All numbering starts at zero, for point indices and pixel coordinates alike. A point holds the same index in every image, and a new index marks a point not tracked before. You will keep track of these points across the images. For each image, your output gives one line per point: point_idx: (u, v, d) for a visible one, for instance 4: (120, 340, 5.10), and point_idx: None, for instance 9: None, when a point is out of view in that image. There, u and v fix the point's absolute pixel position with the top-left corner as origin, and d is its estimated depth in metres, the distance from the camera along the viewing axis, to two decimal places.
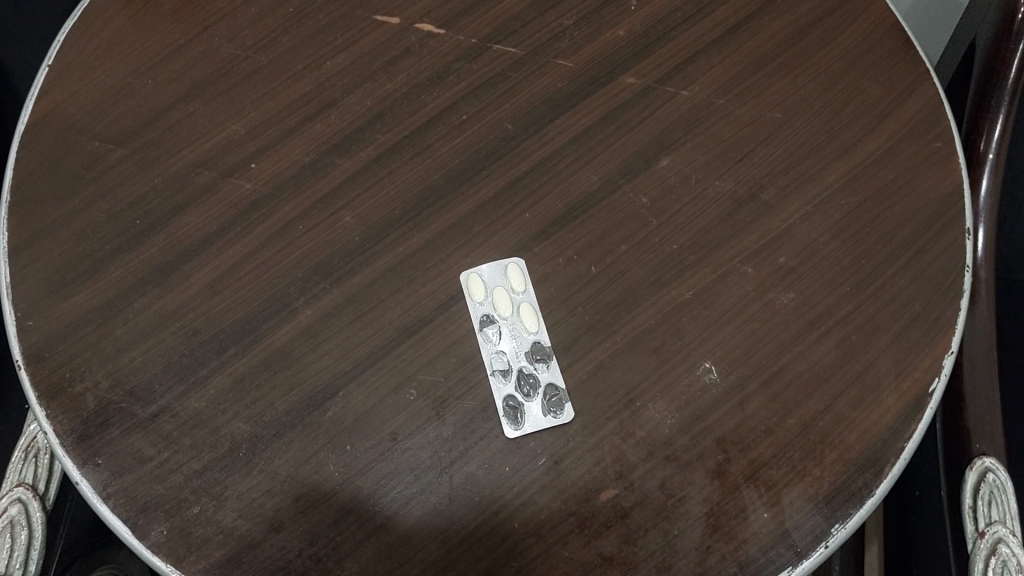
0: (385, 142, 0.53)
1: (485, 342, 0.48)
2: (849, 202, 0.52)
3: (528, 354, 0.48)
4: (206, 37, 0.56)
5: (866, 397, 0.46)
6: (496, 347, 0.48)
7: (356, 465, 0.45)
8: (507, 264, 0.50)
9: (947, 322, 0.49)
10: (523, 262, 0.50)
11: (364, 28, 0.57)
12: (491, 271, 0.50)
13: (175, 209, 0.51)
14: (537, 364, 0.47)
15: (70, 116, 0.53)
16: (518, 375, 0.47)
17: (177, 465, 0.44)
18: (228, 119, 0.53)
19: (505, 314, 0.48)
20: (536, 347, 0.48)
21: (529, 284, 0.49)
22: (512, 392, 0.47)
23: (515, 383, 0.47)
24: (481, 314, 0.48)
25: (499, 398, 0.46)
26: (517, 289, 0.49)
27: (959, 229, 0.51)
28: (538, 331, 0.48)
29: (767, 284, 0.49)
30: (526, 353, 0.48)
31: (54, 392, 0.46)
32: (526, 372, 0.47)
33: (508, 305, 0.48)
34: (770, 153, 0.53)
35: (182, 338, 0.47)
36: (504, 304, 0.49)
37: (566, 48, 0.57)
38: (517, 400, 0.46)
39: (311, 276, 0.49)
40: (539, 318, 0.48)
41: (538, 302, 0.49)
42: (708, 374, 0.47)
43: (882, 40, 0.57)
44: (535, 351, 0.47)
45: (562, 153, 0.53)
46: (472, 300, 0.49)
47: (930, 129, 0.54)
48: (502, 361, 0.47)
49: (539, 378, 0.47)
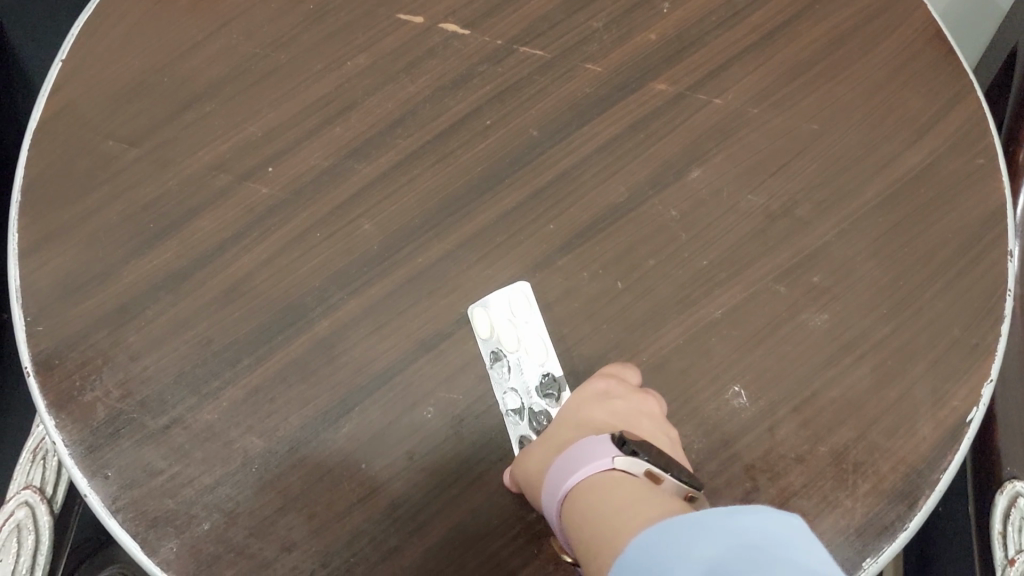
0: (406, 148, 0.51)
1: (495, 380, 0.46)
2: (887, 219, 0.50)
3: (539, 389, 0.46)
4: (225, 34, 0.54)
5: (902, 425, 0.45)
6: (506, 384, 0.46)
7: (371, 484, 0.44)
8: (512, 292, 0.47)
9: (987, 349, 0.47)
10: (529, 287, 0.48)
11: (386, 28, 0.54)
12: (494, 302, 0.47)
13: (190, 212, 0.49)
14: (548, 398, 0.46)
15: (83, 112, 0.51)
16: (530, 413, 0.46)
17: (188, 480, 0.43)
18: (247, 121, 0.51)
19: (513, 348, 0.46)
20: (546, 380, 0.46)
21: (535, 311, 0.47)
22: (526, 431, 0.46)
23: (528, 422, 0.46)
24: (488, 350, 0.46)
25: (514, 437, 0.45)
26: (517, 318, 0.47)
27: (1002, 251, 0.49)
28: (545, 361, 0.46)
29: (800, 304, 0.48)
30: (536, 389, 0.46)
31: (63, 401, 0.45)
32: (538, 409, 0.46)
33: (516, 338, 0.46)
34: (806, 166, 0.51)
35: (196, 348, 0.46)
36: (505, 339, 0.46)
37: (597, 51, 0.54)
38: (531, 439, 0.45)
39: (330, 286, 0.48)
40: (548, 350, 0.47)
41: (547, 331, 0.47)
42: (736, 399, 0.45)
43: (926, 47, 0.55)
44: (546, 386, 0.46)
45: (590, 161, 0.51)
46: (478, 336, 0.47)
47: (975, 143, 0.52)
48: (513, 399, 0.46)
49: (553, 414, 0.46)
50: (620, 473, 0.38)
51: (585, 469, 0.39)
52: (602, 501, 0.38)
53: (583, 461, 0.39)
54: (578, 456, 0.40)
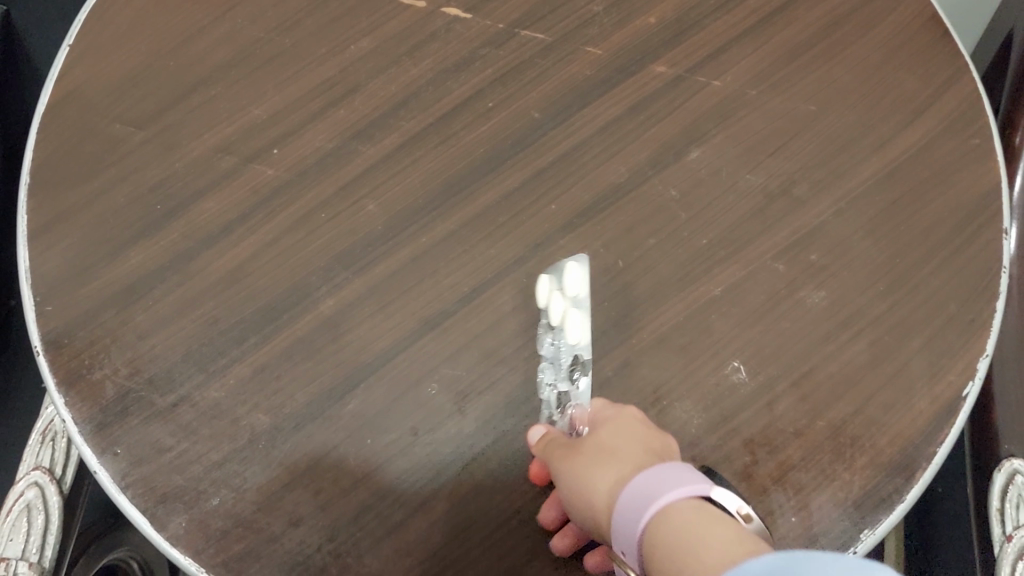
0: (409, 130, 0.52)
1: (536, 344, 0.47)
2: (884, 199, 0.50)
3: (567, 373, 0.46)
4: (229, 18, 0.54)
5: (899, 400, 0.46)
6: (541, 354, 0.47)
7: (376, 459, 0.45)
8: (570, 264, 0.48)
9: (982, 325, 0.47)
10: (586, 259, 0.49)
11: (389, 13, 0.55)
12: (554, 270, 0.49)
13: (196, 194, 0.50)
14: (573, 382, 0.46)
15: (90, 96, 0.52)
16: (553, 392, 0.46)
17: (195, 457, 0.44)
18: (252, 104, 0.52)
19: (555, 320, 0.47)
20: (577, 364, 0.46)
21: (586, 290, 0.48)
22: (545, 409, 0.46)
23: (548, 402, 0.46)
24: (537, 313, 0.48)
25: (517, 414, 0.46)
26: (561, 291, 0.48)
27: (998, 229, 0.50)
28: (578, 343, 0.47)
29: (798, 282, 0.48)
30: (565, 371, 0.46)
31: (73, 379, 0.45)
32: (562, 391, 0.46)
33: (559, 312, 0.47)
34: (804, 146, 0.52)
35: (203, 327, 0.47)
36: (547, 307, 0.47)
37: (597, 34, 0.55)
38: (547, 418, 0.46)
39: (334, 265, 0.48)
40: (587, 332, 0.47)
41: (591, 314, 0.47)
42: (735, 374, 0.46)
43: (923, 29, 0.56)
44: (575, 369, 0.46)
45: (590, 143, 0.52)
46: (533, 298, 0.48)
47: (970, 124, 0.53)
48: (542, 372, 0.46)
49: (574, 398, 0.46)
50: (711, 505, 0.34)
51: (669, 496, 0.35)
52: (694, 530, 0.33)
53: (667, 487, 0.35)
54: (660, 483, 0.36)
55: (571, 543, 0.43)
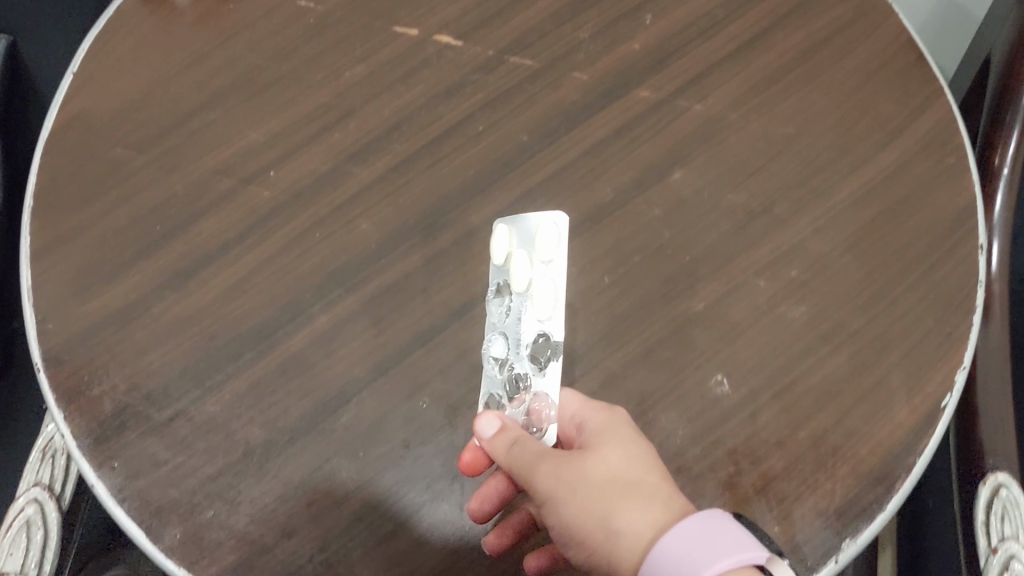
0: (402, 152, 0.54)
1: (496, 315, 0.49)
2: (862, 217, 0.52)
3: (530, 355, 0.49)
4: (228, 47, 0.56)
5: (878, 411, 0.47)
6: (501, 327, 0.49)
7: (367, 471, 0.45)
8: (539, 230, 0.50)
9: (959, 339, 0.49)
10: (564, 219, 0.50)
11: (383, 40, 0.57)
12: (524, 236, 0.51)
13: (195, 215, 0.51)
14: (536, 361, 0.48)
15: (93, 122, 0.54)
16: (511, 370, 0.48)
17: (190, 470, 0.45)
18: (250, 129, 0.54)
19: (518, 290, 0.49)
20: (541, 342, 0.49)
21: (554, 255, 0.50)
22: (499, 387, 0.47)
23: (505, 380, 0.48)
24: (499, 283, 0.50)
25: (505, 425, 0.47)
26: (538, 260, 0.50)
27: (973, 245, 0.51)
28: (544, 321, 0.48)
29: (779, 297, 0.50)
30: (527, 351, 0.49)
31: (72, 395, 0.46)
32: (521, 372, 0.48)
33: (524, 283, 0.49)
34: (784, 167, 0.53)
35: (200, 344, 0.48)
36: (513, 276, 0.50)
37: (583, 60, 0.57)
38: (501, 397, 0.47)
39: (327, 283, 0.50)
40: (554, 307, 0.49)
41: (560, 285, 0.49)
42: (719, 387, 0.47)
43: (899, 54, 0.57)
44: (538, 352, 0.49)
45: (577, 164, 0.53)
46: (494, 266, 0.50)
47: (945, 144, 0.54)
48: (501, 349, 0.48)
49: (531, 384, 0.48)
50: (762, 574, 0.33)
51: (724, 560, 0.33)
52: None
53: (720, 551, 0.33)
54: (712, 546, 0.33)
55: (506, 541, 0.44)
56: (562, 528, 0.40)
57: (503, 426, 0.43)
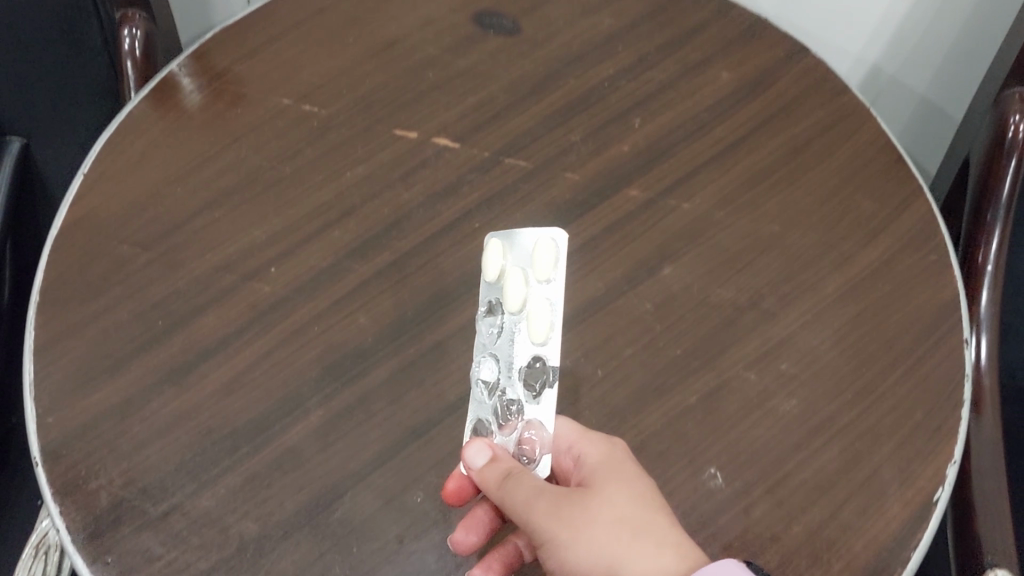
0: (400, 249, 0.55)
1: (490, 336, 0.52)
2: (849, 312, 0.53)
3: (523, 378, 0.51)
4: (234, 149, 0.59)
5: (871, 505, 0.47)
6: (494, 348, 0.52)
7: (362, 567, 0.45)
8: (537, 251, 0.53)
9: (949, 431, 0.49)
10: (562, 238, 0.54)
11: (383, 142, 0.59)
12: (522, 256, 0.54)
13: (197, 310, 0.52)
14: (528, 386, 0.51)
15: (101, 220, 0.55)
16: (501, 393, 0.50)
17: (184, 566, 0.45)
18: (252, 226, 0.56)
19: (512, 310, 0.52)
20: (534, 368, 0.51)
21: (552, 276, 0.53)
22: (489, 414, 0.49)
23: (495, 407, 0.50)
24: (493, 301, 0.53)
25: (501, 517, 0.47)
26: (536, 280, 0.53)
27: (959, 339, 0.52)
28: (538, 345, 0.51)
29: (769, 390, 0.50)
30: (520, 375, 0.51)
31: (68, 489, 0.46)
32: (511, 397, 0.50)
33: (519, 303, 0.52)
34: (771, 263, 0.55)
35: (197, 438, 0.48)
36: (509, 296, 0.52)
37: (575, 161, 0.59)
38: (489, 424, 0.49)
39: (325, 377, 0.51)
40: (549, 332, 0.51)
41: (556, 307, 0.52)
42: (712, 480, 0.48)
43: (879, 154, 0.60)
44: (531, 377, 0.51)
45: (569, 260, 0.55)
46: (488, 284, 0.53)
47: (927, 241, 0.56)
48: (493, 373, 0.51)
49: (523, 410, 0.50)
50: None
51: None
52: None
53: None
54: None
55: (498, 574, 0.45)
56: (564, 564, 0.40)
57: (495, 457, 0.44)
